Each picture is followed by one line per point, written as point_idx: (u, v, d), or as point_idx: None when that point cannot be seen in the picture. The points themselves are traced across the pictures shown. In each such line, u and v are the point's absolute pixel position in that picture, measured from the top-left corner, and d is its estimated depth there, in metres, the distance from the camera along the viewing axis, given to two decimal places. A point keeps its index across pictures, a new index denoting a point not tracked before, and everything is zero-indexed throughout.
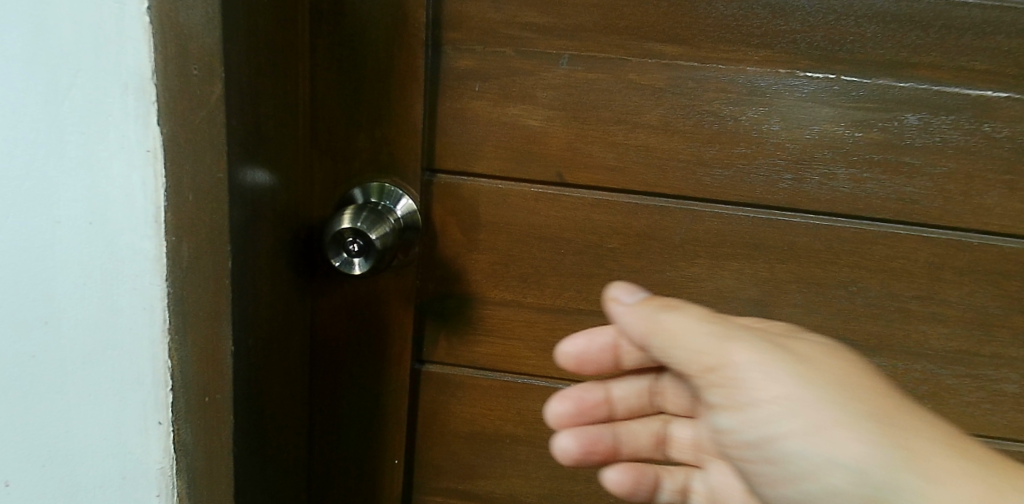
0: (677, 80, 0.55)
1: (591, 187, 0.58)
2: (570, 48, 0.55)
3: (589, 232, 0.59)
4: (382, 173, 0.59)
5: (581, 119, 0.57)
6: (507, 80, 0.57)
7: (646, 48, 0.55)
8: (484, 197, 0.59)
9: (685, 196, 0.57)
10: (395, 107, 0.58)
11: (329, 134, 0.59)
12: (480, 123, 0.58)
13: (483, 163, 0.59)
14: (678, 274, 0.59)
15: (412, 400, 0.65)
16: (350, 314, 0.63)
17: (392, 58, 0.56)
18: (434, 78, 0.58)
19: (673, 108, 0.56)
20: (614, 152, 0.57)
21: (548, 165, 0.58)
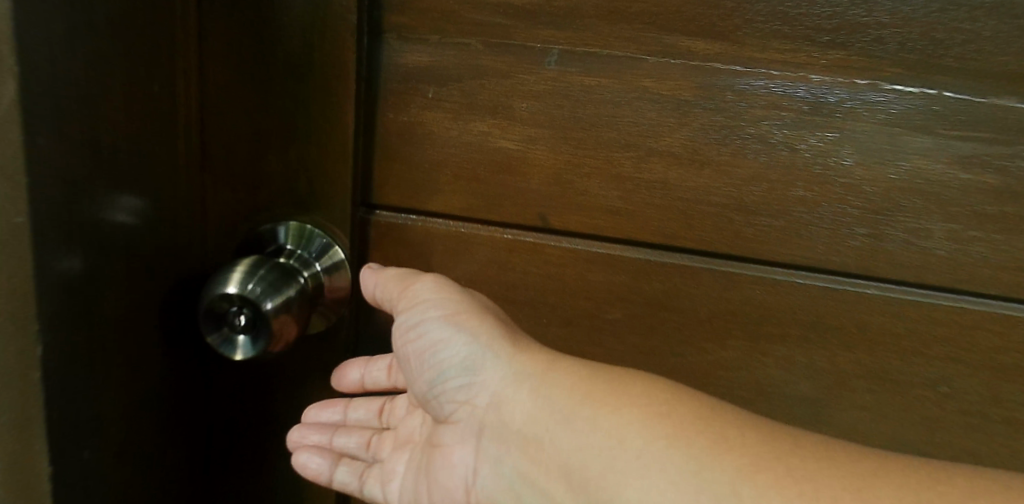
0: (709, 89, 0.40)
1: (586, 236, 0.42)
2: (562, 41, 0.40)
3: (582, 296, 0.43)
4: (299, 210, 0.43)
5: (574, 139, 0.41)
6: (472, 84, 0.41)
7: (665, 43, 0.39)
8: (439, 242, 0.43)
9: (716, 252, 0.41)
10: (316, 120, 0.41)
11: (225, 154, 0.42)
12: (434, 142, 0.42)
13: (437, 197, 0.43)
14: (704, 360, 0.42)
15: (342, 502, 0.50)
16: (258, 387, 0.47)
17: (309, 50, 0.40)
18: (370, 78, 0.41)
19: (704, 129, 0.40)
20: (618, 188, 0.41)
21: (526, 203, 0.42)
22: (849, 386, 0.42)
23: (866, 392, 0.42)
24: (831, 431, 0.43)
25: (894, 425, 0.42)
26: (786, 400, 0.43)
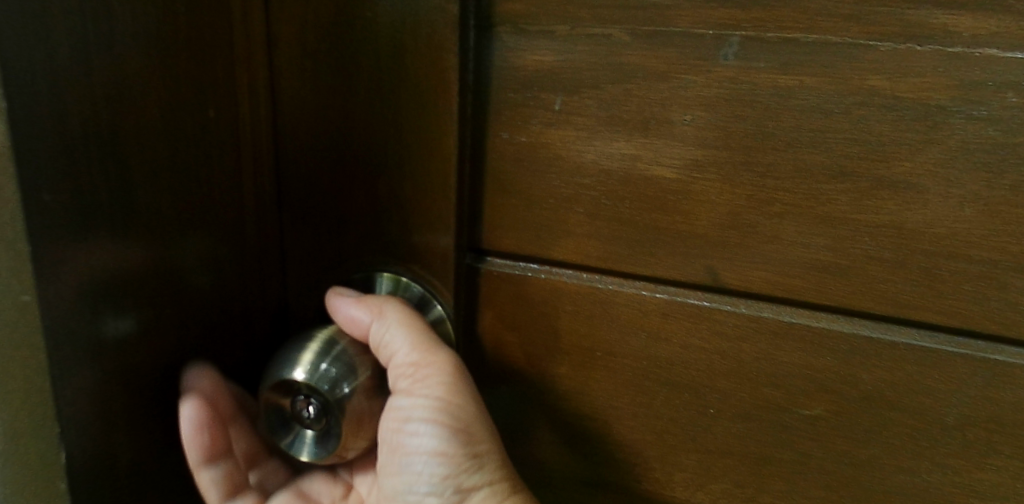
0: (979, 88, 0.26)
1: (772, 299, 0.31)
2: (746, 25, 0.28)
3: (762, 380, 0.31)
4: (391, 257, 0.34)
5: (759, 165, 0.29)
6: (614, 91, 0.30)
7: (910, 20, 0.26)
8: (567, 301, 0.33)
9: (978, 331, 0.28)
10: (410, 146, 0.31)
11: (302, 191, 0.34)
12: (562, 170, 0.31)
13: (563, 243, 0.32)
14: (941, 473, 0.30)
15: None
16: None
17: (401, 56, 0.30)
18: (479, 88, 0.32)
19: (965, 149, 0.27)
20: (824, 234, 0.29)
21: (687, 253, 0.31)
22: None
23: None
24: None
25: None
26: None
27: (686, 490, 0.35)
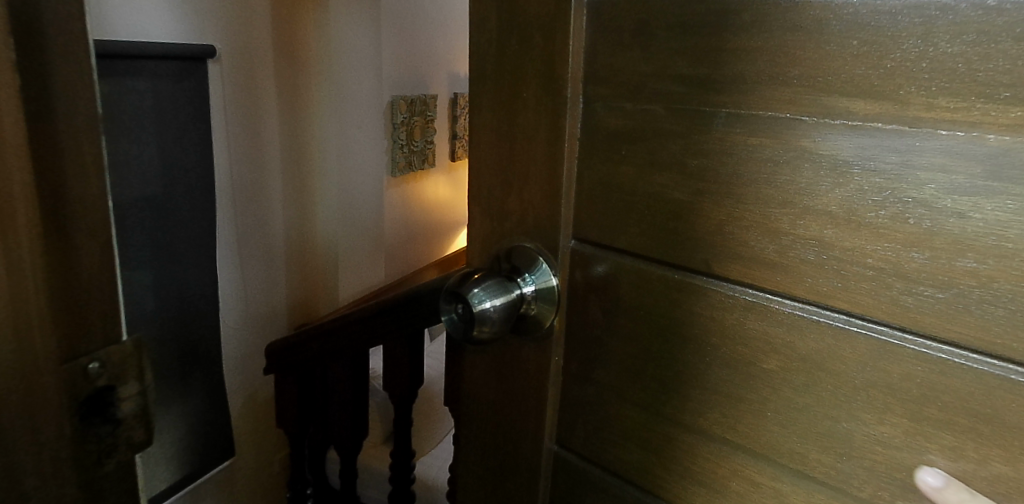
0: (872, 151, 0.33)
1: (744, 284, 0.38)
2: (708, 105, 0.36)
3: (743, 347, 0.39)
4: (529, 237, 0.46)
5: (734, 192, 0.37)
6: (638, 139, 0.39)
7: (826, 104, 0.33)
8: (627, 281, 0.42)
9: (887, 320, 0.34)
10: (520, 160, 0.45)
11: (483, 179, 0.48)
12: (596, 181, 0.42)
13: (611, 256, 0.42)
14: (857, 431, 0.36)
15: (547, 489, 0.51)
16: (498, 377, 0.51)
17: (521, 99, 0.44)
18: (553, 130, 0.43)
19: (865, 192, 0.33)
20: (774, 243, 0.36)
21: (689, 247, 0.39)
22: None
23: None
24: None
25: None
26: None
27: (707, 438, 0.41)
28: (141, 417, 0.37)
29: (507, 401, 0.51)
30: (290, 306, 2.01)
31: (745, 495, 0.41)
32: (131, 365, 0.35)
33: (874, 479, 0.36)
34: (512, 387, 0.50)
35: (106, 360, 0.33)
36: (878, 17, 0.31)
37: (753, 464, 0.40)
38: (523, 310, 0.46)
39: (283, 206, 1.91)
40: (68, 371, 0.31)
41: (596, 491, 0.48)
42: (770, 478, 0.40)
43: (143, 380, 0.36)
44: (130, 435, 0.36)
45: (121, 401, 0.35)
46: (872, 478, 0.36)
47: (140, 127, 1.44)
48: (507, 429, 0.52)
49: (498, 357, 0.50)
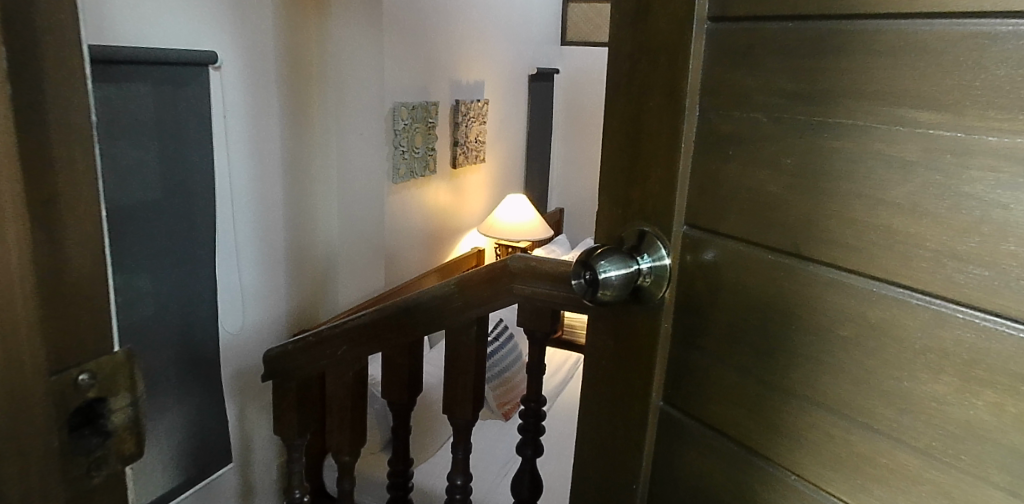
0: (934, 153, 0.39)
1: (827, 264, 0.45)
2: (802, 114, 0.45)
3: (822, 316, 0.46)
4: (648, 222, 0.56)
5: (821, 187, 0.45)
6: (748, 140, 0.48)
7: (899, 115, 0.40)
8: (730, 259, 0.51)
9: (941, 293, 0.40)
10: (649, 158, 0.56)
11: (613, 174, 0.60)
12: (710, 177, 0.51)
13: (717, 239, 0.52)
14: (917, 389, 0.42)
15: (654, 438, 0.60)
16: (617, 340, 0.62)
17: (651, 107, 0.55)
18: (674, 133, 0.53)
19: (927, 187, 0.40)
20: (854, 229, 0.44)
21: (782, 233, 0.47)
22: None
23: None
24: None
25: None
26: (993, 451, 0.39)
27: (791, 394, 0.49)
28: (129, 429, 0.46)
29: (624, 361, 0.61)
30: (285, 253, 2.76)
31: (821, 445, 0.48)
32: (121, 379, 0.44)
33: (929, 433, 0.42)
34: (627, 348, 0.61)
35: (95, 372, 0.42)
36: (943, 43, 0.38)
37: (829, 419, 0.47)
38: (638, 283, 0.56)
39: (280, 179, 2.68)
40: (61, 381, 0.40)
41: (693, 442, 0.56)
42: (842, 430, 0.46)
43: (132, 393, 0.46)
44: (118, 443, 0.45)
45: (114, 412, 0.44)
46: (931, 431, 0.42)
47: (136, 122, 2.01)
48: (621, 384, 0.62)
49: (619, 323, 0.61)
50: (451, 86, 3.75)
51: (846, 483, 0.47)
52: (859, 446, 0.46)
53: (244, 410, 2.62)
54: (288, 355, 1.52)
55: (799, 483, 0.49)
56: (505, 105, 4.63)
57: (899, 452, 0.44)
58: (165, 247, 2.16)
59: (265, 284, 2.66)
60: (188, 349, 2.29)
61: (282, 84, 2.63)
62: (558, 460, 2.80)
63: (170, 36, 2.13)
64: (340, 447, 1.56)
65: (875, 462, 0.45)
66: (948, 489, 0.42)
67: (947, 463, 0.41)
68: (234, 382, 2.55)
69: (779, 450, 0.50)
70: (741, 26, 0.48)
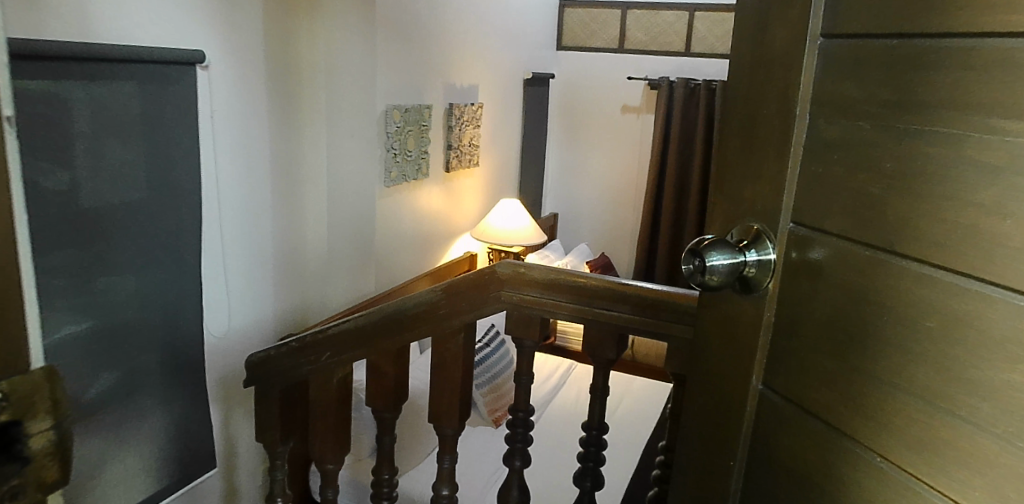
0: (1019, 159, 0.43)
1: (920, 260, 0.50)
2: (902, 122, 0.50)
3: (911, 309, 0.51)
4: (757, 218, 0.61)
5: (917, 188, 0.49)
6: (854, 144, 0.53)
7: (987, 125, 0.45)
8: (833, 255, 0.56)
9: (1021, 290, 0.44)
10: (761, 159, 0.61)
11: (726, 172, 0.65)
12: (817, 177, 0.57)
13: (818, 235, 0.57)
14: (995, 377, 0.46)
15: (753, 416, 0.65)
16: (720, 327, 0.67)
17: (763, 113, 0.61)
18: (787, 136, 0.59)
19: (1011, 191, 0.44)
20: (943, 228, 0.48)
21: (880, 230, 0.52)
22: None
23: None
24: None
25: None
26: None
27: (880, 379, 0.53)
28: None
29: (725, 347, 0.66)
30: (271, 255, 2.79)
31: (905, 429, 0.52)
32: None
33: (1007, 419, 0.45)
34: (730, 336, 0.66)
35: None
36: None
37: (913, 405, 0.51)
38: (744, 272, 0.61)
39: (266, 182, 2.71)
40: None
41: (789, 424, 0.61)
42: (925, 415, 0.50)
43: None
44: None
45: None
46: (1009, 417, 0.45)
47: (121, 122, 2.02)
48: (723, 369, 0.67)
49: (721, 312, 0.67)
50: (444, 89, 3.79)
51: (929, 465, 0.50)
52: (939, 429, 0.49)
53: (229, 414, 2.63)
54: (272, 359, 1.56)
55: (884, 464, 0.53)
56: (498, 110, 4.67)
57: (979, 439, 0.47)
58: (151, 251, 2.17)
59: (250, 285, 2.68)
60: (170, 356, 2.29)
61: (273, 87, 2.65)
62: (546, 466, 2.85)
63: (159, 38, 2.15)
64: (324, 454, 1.56)
65: (956, 446, 0.48)
66: (1021, 473, 0.45)
67: (1021, 448, 0.45)
68: (218, 387, 2.55)
69: (867, 432, 0.55)
70: (851, 42, 0.53)
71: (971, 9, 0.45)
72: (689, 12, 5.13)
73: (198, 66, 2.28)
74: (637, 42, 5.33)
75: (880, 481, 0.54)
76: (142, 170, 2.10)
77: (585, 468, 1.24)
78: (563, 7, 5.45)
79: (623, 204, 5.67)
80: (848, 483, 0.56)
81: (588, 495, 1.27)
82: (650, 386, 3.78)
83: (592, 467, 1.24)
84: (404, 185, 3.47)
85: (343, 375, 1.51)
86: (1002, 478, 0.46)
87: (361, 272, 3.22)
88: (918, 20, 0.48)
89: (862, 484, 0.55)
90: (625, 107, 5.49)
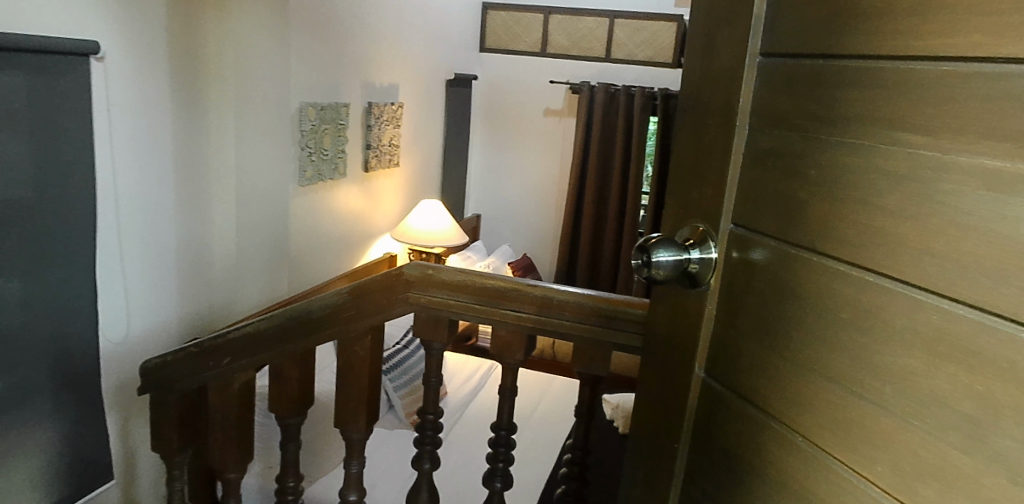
0: (917, 170, 0.49)
1: (837, 257, 0.55)
2: (826, 133, 0.55)
3: (828, 302, 0.56)
4: (703, 219, 0.67)
5: (836, 192, 0.55)
6: (786, 153, 0.59)
7: (891, 137, 0.50)
8: (766, 252, 0.61)
9: (917, 284, 0.49)
10: (705, 165, 0.66)
11: (675, 177, 0.70)
12: (754, 181, 0.62)
13: (754, 235, 0.63)
14: (896, 362, 0.51)
15: (698, 404, 0.70)
16: (670, 320, 0.72)
17: (709, 123, 0.66)
18: (728, 145, 0.64)
19: (911, 196, 0.49)
20: (856, 229, 0.54)
21: (805, 231, 0.58)
22: (1001, 413, 0.45)
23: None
24: (987, 452, 0.46)
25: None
26: (952, 416, 0.48)
27: (801, 365, 0.59)
28: None
29: (674, 338, 0.72)
30: (179, 257, 2.63)
31: (823, 411, 0.57)
32: None
33: (904, 398, 0.51)
34: (678, 328, 0.71)
35: None
36: (929, 80, 0.48)
37: (828, 389, 0.57)
38: (688, 269, 0.66)
39: (172, 181, 2.54)
40: None
41: (728, 411, 0.66)
42: (838, 398, 0.56)
43: None
44: None
45: None
46: (906, 398, 0.51)
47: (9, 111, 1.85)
48: (670, 359, 0.73)
49: (671, 307, 0.72)
50: (361, 87, 3.75)
51: (842, 444, 0.56)
52: (850, 411, 0.55)
53: (129, 424, 2.46)
54: (167, 367, 1.51)
55: (805, 444, 0.59)
56: (419, 111, 4.64)
57: (883, 418, 0.52)
58: (41, 251, 2.00)
59: (155, 290, 2.51)
60: (62, 363, 2.11)
61: (177, 80, 2.50)
62: (466, 468, 2.85)
63: (55, 22, 1.99)
64: (225, 464, 1.51)
65: (864, 425, 0.54)
66: (917, 449, 0.50)
67: (916, 425, 0.50)
68: (114, 396, 2.36)
69: (792, 415, 0.60)
70: (785, 60, 0.59)
71: (885, 34, 0.51)
72: (609, 19, 5.27)
73: (94, 57, 2.12)
74: (559, 46, 5.43)
75: (802, 458, 0.59)
76: (30, 162, 1.93)
77: (494, 468, 1.25)
78: (486, 9, 5.48)
79: (544, 207, 5.77)
80: (775, 462, 0.62)
81: (498, 495, 1.27)
82: (568, 386, 3.87)
83: (501, 468, 1.24)
84: (320, 185, 3.43)
85: (245, 380, 1.48)
86: (900, 453, 0.51)
87: (274, 273, 3.10)
88: (841, 42, 0.54)
89: (787, 462, 0.61)
90: (547, 110, 5.59)
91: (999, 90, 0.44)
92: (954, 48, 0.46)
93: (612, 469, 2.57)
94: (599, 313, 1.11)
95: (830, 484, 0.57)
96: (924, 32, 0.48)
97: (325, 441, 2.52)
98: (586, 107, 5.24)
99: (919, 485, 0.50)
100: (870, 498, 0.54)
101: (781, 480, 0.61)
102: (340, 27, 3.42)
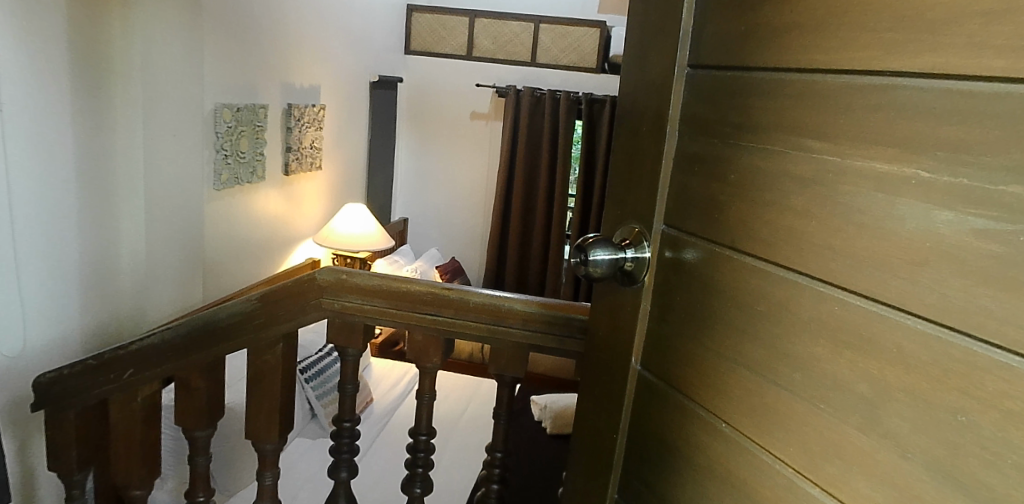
0: (821, 175, 0.53)
1: (755, 256, 0.60)
2: (744, 139, 0.60)
3: (748, 296, 0.60)
4: (638, 221, 0.70)
5: (754, 195, 0.59)
6: (708, 158, 0.63)
7: (799, 144, 0.55)
8: (694, 251, 0.65)
9: (824, 280, 0.54)
10: (640, 169, 0.70)
11: (612, 180, 0.74)
12: (680, 185, 0.66)
13: (683, 236, 0.66)
14: (806, 350, 0.56)
15: (634, 396, 0.73)
16: (609, 317, 0.76)
17: (643, 130, 0.70)
18: (658, 151, 0.68)
19: (816, 198, 0.54)
20: (769, 228, 0.58)
21: (727, 230, 0.62)
22: (891, 394, 0.49)
23: (924, 435, 0.47)
24: (880, 429, 0.50)
25: (947, 480, 0.46)
26: (852, 399, 0.52)
27: (725, 356, 0.63)
28: None
29: (612, 334, 0.75)
30: (80, 265, 2.43)
31: (744, 397, 0.61)
32: None
33: (811, 384, 0.55)
34: (617, 325, 0.74)
35: None
36: (830, 91, 0.52)
37: (748, 378, 0.61)
38: (623, 267, 0.70)
39: (72, 183, 2.36)
40: None
41: (662, 402, 0.70)
42: (756, 384, 0.60)
43: None
44: None
45: None
46: (813, 384, 0.55)
47: None
48: (609, 354, 0.76)
49: (610, 305, 0.75)
50: (281, 89, 3.64)
51: (759, 427, 0.60)
52: (766, 398, 0.59)
53: (26, 443, 2.27)
54: (62, 381, 1.42)
55: (727, 428, 0.63)
56: (341, 113, 4.55)
57: (793, 402, 0.57)
58: None
59: (55, 299, 2.32)
60: None
61: (77, 74, 2.31)
62: (392, 475, 2.82)
63: None
64: (129, 481, 1.44)
65: (777, 410, 0.58)
66: (822, 430, 0.54)
67: (822, 409, 0.55)
68: (7, 414, 2.15)
69: (717, 404, 0.64)
70: (709, 72, 0.63)
71: (791, 50, 0.55)
72: (534, 24, 5.33)
73: None
74: (485, 50, 5.44)
75: (725, 443, 0.63)
76: None
77: (415, 472, 1.24)
78: (411, 11, 5.42)
79: (471, 211, 5.78)
80: (702, 448, 0.66)
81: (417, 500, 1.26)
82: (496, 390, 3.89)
83: (421, 472, 1.24)
84: (236, 188, 3.31)
85: (151, 393, 1.41)
86: (808, 434, 0.56)
87: (187, 280, 2.96)
88: (756, 56, 0.58)
89: (712, 447, 0.65)
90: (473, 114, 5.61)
91: (890, 101, 0.48)
92: (851, 63, 0.51)
93: (540, 471, 2.58)
94: (520, 316, 1.14)
95: (750, 466, 0.61)
96: (824, 48, 0.53)
97: (240, 453, 2.41)
98: (512, 111, 5.29)
99: (823, 463, 0.55)
100: (782, 477, 0.58)
101: (707, 465, 0.65)
102: (255, 25, 3.31)
